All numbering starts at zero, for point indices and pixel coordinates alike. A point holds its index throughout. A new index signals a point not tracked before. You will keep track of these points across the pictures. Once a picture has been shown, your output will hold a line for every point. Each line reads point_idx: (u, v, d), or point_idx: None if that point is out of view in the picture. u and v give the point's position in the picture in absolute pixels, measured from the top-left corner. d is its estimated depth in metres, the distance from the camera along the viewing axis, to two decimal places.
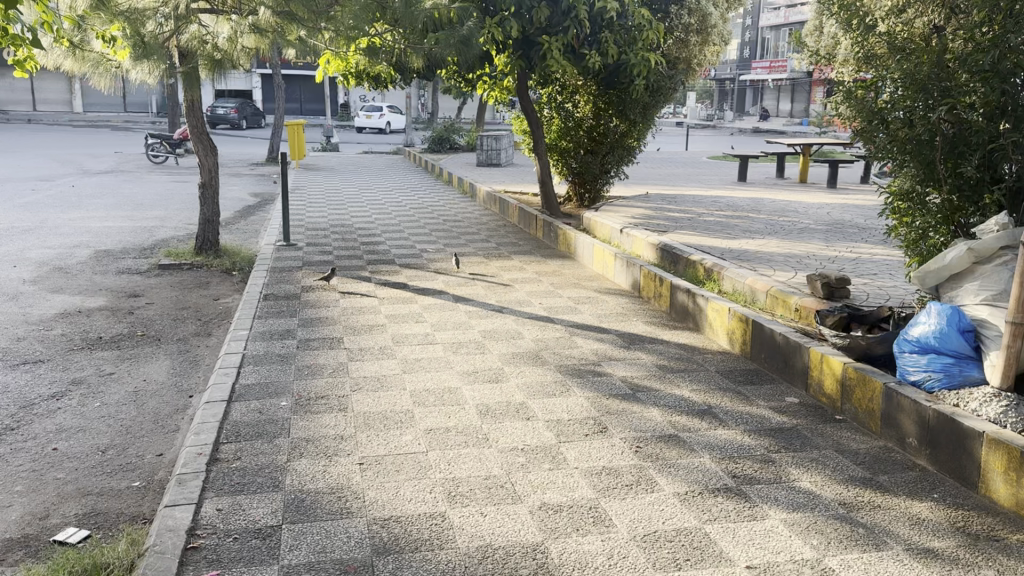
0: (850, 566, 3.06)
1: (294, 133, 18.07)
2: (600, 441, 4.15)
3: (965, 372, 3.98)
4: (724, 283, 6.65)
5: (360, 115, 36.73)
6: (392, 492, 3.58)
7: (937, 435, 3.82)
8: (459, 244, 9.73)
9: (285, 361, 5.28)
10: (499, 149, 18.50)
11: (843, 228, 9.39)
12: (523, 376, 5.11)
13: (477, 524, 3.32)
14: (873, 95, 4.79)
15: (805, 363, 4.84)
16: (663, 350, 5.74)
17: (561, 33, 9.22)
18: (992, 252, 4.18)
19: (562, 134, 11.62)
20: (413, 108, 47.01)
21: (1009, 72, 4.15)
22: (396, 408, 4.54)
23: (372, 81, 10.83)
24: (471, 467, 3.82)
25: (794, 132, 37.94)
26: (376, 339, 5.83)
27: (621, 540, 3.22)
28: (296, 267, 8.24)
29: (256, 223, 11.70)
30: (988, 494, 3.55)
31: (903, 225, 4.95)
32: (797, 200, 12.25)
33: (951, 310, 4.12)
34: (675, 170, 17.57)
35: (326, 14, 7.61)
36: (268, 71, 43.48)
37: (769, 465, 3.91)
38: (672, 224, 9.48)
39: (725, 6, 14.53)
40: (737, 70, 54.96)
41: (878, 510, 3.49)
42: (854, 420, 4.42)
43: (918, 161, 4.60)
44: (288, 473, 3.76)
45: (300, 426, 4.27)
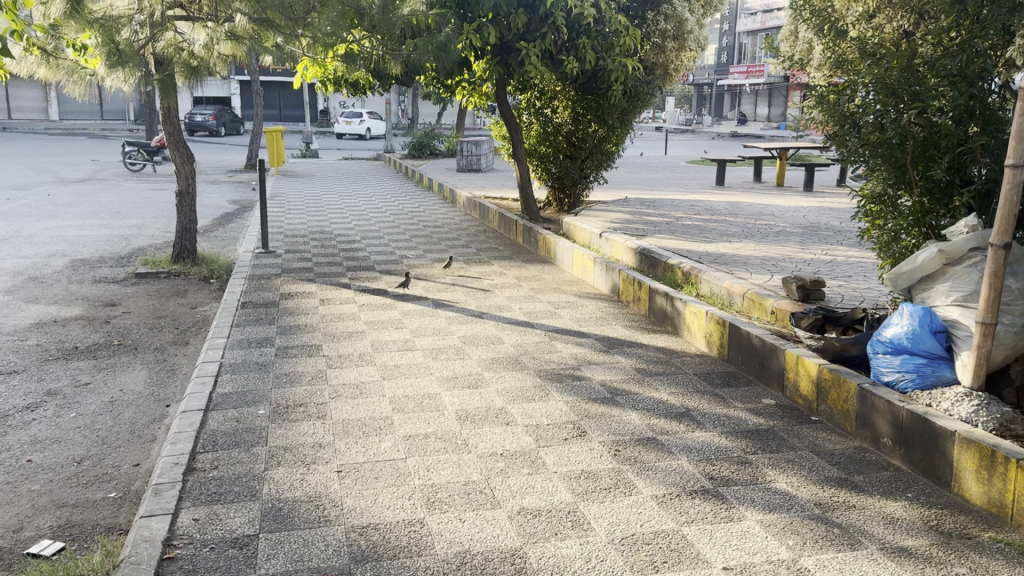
0: (825, 566, 3.08)
1: (273, 140, 17.99)
2: (579, 445, 4.17)
3: (937, 372, 4.03)
4: (702, 286, 6.71)
5: (339, 121, 36.66)
6: (370, 499, 3.57)
7: (911, 434, 3.86)
8: (439, 250, 9.73)
9: (263, 370, 5.26)
10: (479, 155, 18.55)
11: (818, 231, 9.49)
12: (502, 381, 5.11)
13: (456, 530, 3.32)
14: (845, 99, 4.81)
15: (781, 365, 4.88)
16: (642, 353, 5.77)
17: (538, 39, 9.26)
18: (962, 253, 4.23)
19: (541, 140, 11.66)
20: (394, 113, 47.02)
21: (975, 75, 4.30)
22: (375, 415, 4.53)
23: (351, 87, 10.81)
24: (451, 474, 3.82)
25: (772, 137, 38.36)
26: (355, 345, 5.82)
27: (599, 544, 3.23)
28: (274, 275, 8.20)
29: (234, 230, 11.63)
30: (961, 492, 3.59)
31: (875, 228, 5.01)
32: (773, 203, 12.38)
33: (923, 310, 4.18)
34: (653, 174, 17.68)
35: (304, 21, 7.30)
36: (246, 77, 43.32)
37: (747, 466, 3.94)
38: (651, 229, 9.53)
39: (701, 11, 14.66)
40: (715, 76, 55.37)
41: (853, 510, 3.52)
42: (830, 420, 4.46)
43: (889, 164, 4.64)
44: (265, 482, 3.74)
45: (277, 435, 4.25)
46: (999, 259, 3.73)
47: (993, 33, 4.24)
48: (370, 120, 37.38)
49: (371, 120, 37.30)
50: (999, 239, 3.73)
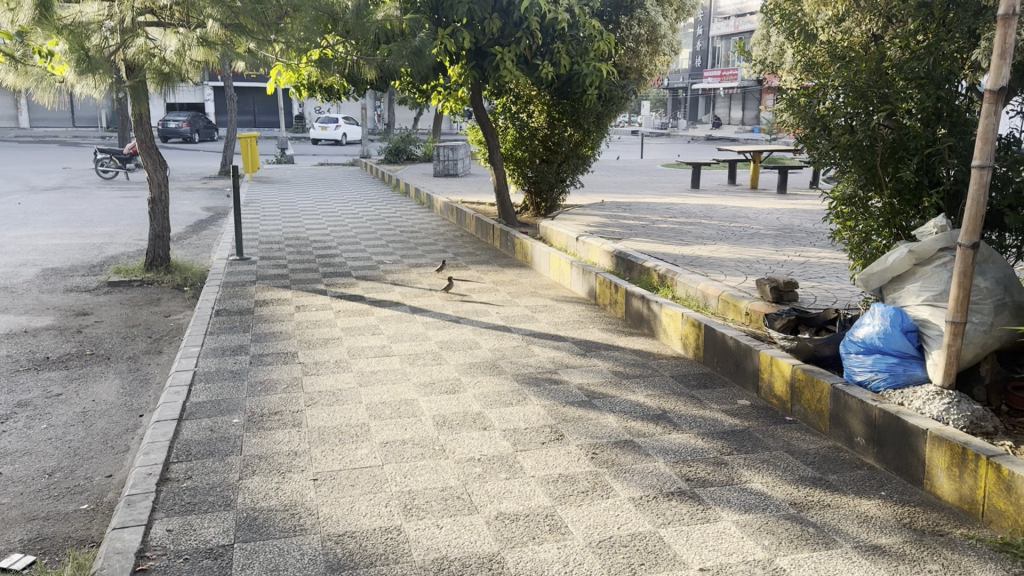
0: (800, 566, 3.10)
1: (247, 146, 17.89)
2: (557, 448, 4.17)
3: (908, 371, 4.08)
4: (678, 289, 6.74)
5: (315, 126, 36.49)
6: (347, 507, 3.54)
7: (884, 433, 3.90)
8: (417, 255, 9.70)
9: (238, 378, 5.21)
10: (456, 159, 18.54)
11: (792, 233, 9.58)
12: (479, 386, 5.10)
13: (433, 536, 3.30)
14: (815, 103, 4.89)
15: (755, 366, 4.92)
16: (618, 356, 5.79)
17: (512, 44, 9.27)
18: (931, 253, 4.28)
19: (517, 144, 11.65)
20: (370, 119, 46.90)
21: (942, 77, 4.40)
22: (352, 422, 4.50)
23: (325, 92, 10.73)
24: (428, 480, 3.80)
25: (748, 140, 38.70)
26: (331, 352, 5.78)
27: (577, 547, 3.23)
28: (249, 282, 8.13)
29: (209, 238, 11.53)
30: (934, 490, 3.63)
31: (846, 230, 5.04)
32: (748, 205, 12.48)
33: (894, 310, 4.23)
34: (629, 178, 17.76)
35: (277, 26, 7.36)
36: (220, 83, 43.00)
37: (722, 467, 3.96)
38: (627, 232, 9.57)
39: (675, 16, 14.73)
40: (689, 80, 55.73)
41: (827, 510, 3.55)
42: (804, 420, 4.49)
43: (859, 166, 4.70)
44: (240, 491, 3.70)
45: (252, 444, 4.21)
46: (967, 259, 3.77)
47: (959, 36, 4.43)
48: (346, 125, 37.23)
49: (347, 125, 37.13)
50: (966, 239, 3.78)
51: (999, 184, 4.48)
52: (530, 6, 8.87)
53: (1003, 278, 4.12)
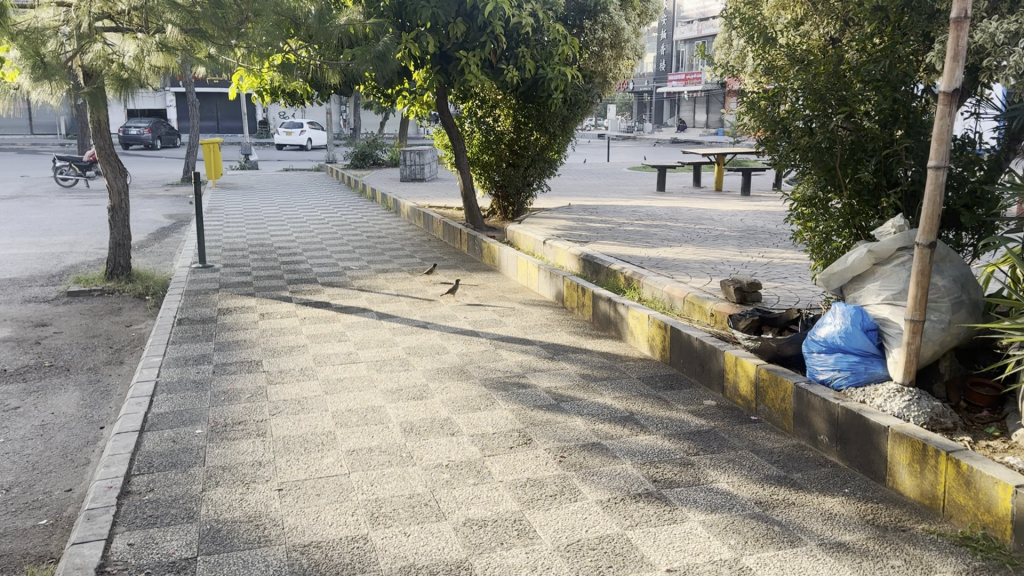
0: (766, 564, 3.13)
1: (210, 152, 17.67)
2: (525, 453, 4.16)
3: (870, 369, 4.14)
4: (644, 291, 6.78)
5: (279, 131, 36.18)
6: (312, 517, 3.50)
7: (846, 431, 3.95)
8: (383, 260, 9.65)
9: (201, 388, 5.13)
10: (422, 164, 18.50)
11: (755, 234, 9.70)
12: (447, 391, 5.08)
13: (400, 545, 3.28)
14: (774, 105, 4.95)
15: (720, 367, 4.95)
16: (586, 358, 5.79)
17: (477, 48, 9.27)
18: (890, 253, 4.35)
19: (483, 148, 11.65)
20: (335, 124, 46.65)
21: (898, 79, 4.50)
22: (318, 430, 4.46)
23: (288, 97, 10.63)
24: (395, 487, 3.77)
25: (713, 143, 39.17)
26: (296, 360, 5.72)
27: (545, 552, 3.22)
28: (212, 290, 8.02)
29: (171, 245, 11.36)
30: (896, 486, 3.68)
31: (807, 230, 5.11)
32: (712, 207, 12.60)
33: (855, 310, 4.30)
34: (595, 181, 17.85)
35: (238, 31, 7.25)
36: (182, 89, 42.50)
37: (688, 468, 3.99)
38: (594, 235, 9.60)
39: (637, 21, 14.81)
40: (654, 83, 56.18)
41: (792, 507, 3.58)
42: (768, 419, 4.53)
43: (819, 167, 4.78)
44: (203, 503, 3.64)
45: (216, 454, 4.15)
46: (925, 259, 3.83)
47: (914, 39, 4.51)
48: (311, 130, 36.99)
49: (312, 130, 36.94)
50: (924, 239, 3.83)
51: (955, 184, 4.58)
52: (492, 10, 8.80)
53: (960, 277, 4.19)
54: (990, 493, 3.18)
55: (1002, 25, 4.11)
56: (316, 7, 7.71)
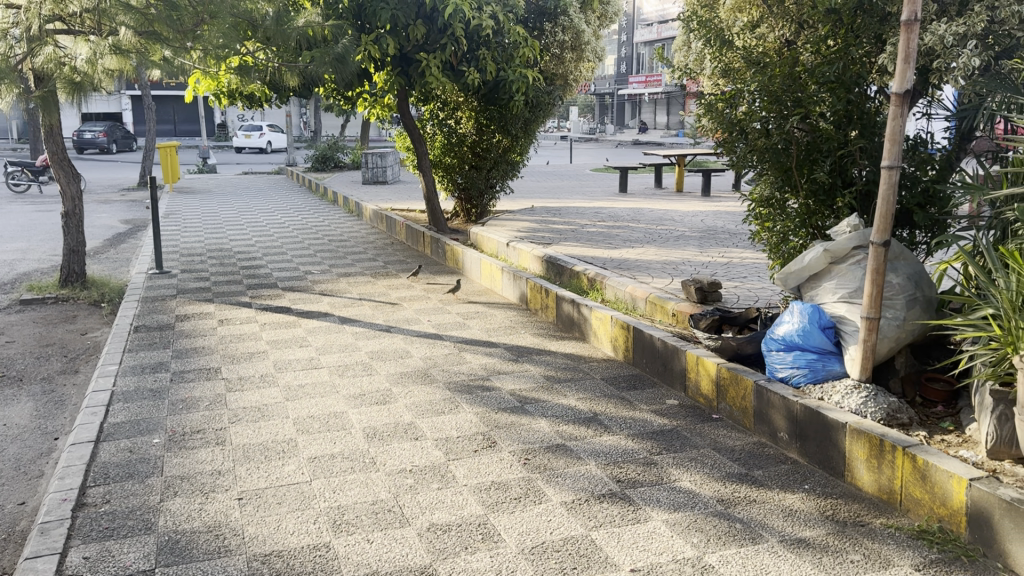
0: (728, 562, 3.15)
1: (167, 156, 17.41)
2: (489, 456, 4.15)
3: (827, 366, 4.20)
4: (607, 292, 6.81)
5: (238, 134, 35.82)
6: (273, 526, 3.45)
7: (805, 428, 4.00)
8: (345, 264, 9.57)
9: (158, 397, 5.03)
10: (385, 167, 18.40)
11: (715, 234, 9.81)
12: (411, 396, 5.05)
13: (363, 552, 3.24)
14: (731, 107, 4.98)
15: (682, 366, 4.99)
16: (550, 360, 5.80)
17: (437, 50, 9.23)
18: (846, 252, 4.43)
19: (445, 150, 11.61)
20: (296, 126, 46.22)
21: (852, 81, 4.59)
22: (279, 438, 4.40)
23: (246, 100, 10.49)
24: (358, 494, 3.73)
25: (674, 143, 39.72)
26: (256, 366, 5.64)
27: (510, 555, 3.21)
28: (169, 296, 7.88)
29: (127, 251, 11.15)
30: (854, 482, 3.73)
31: (766, 230, 5.18)
32: (672, 208, 12.72)
33: (812, 309, 4.36)
34: (557, 183, 17.92)
35: (194, 33, 7.07)
36: (137, 92, 41.79)
37: (651, 467, 4.01)
38: (557, 236, 9.61)
39: (597, 23, 14.90)
40: (615, 86, 56.56)
41: (753, 505, 3.62)
42: (730, 417, 4.58)
43: (775, 168, 4.85)
44: (162, 513, 3.57)
45: (174, 464, 4.08)
46: (880, 257, 3.89)
47: (866, 41, 4.59)
48: (271, 133, 36.61)
49: (272, 133, 36.59)
50: (878, 238, 3.90)
51: (908, 183, 4.67)
52: (452, 12, 8.74)
53: (914, 274, 4.27)
54: (946, 487, 3.25)
55: (951, 27, 4.22)
56: (274, 9, 7.60)
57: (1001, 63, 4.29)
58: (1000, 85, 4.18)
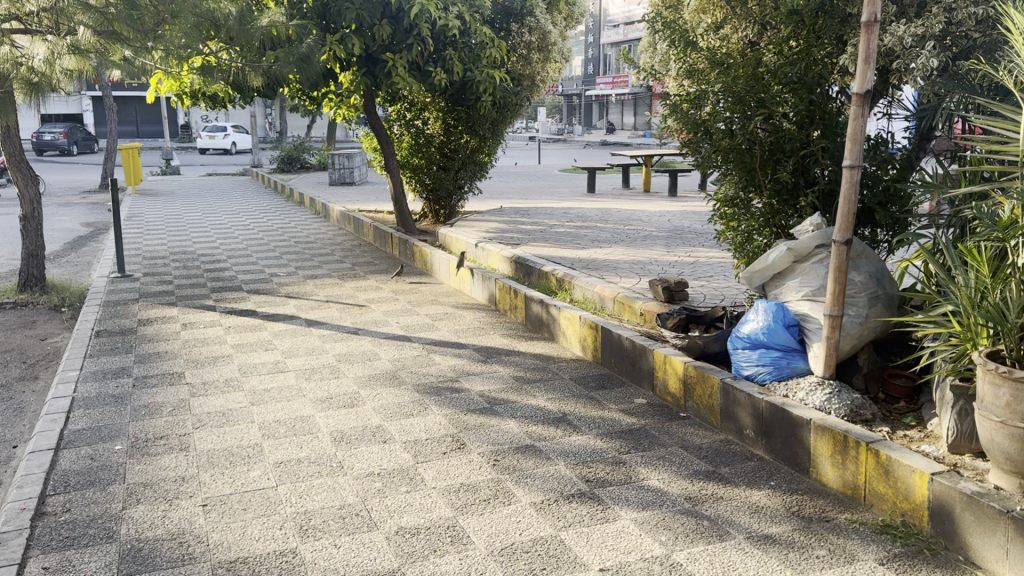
0: (696, 559, 3.17)
1: (129, 158, 17.14)
2: (458, 458, 4.13)
3: (792, 363, 4.24)
4: (575, 292, 6.82)
5: (202, 135, 35.42)
6: (239, 532, 3.41)
7: (771, 425, 4.04)
8: (312, 266, 9.49)
9: (120, 403, 4.94)
10: (352, 168, 18.28)
11: (682, 234, 9.86)
12: (379, 398, 5.01)
13: (330, 557, 3.21)
14: (696, 108, 5.00)
15: (651, 365, 5.01)
16: (519, 361, 5.80)
17: (404, 50, 9.18)
18: (809, 251, 4.48)
19: (413, 151, 11.55)
20: (262, 127, 45.76)
21: (814, 81, 4.65)
22: (243, 443, 4.34)
23: (209, 100, 10.34)
24: (325, 498, 3.70)
25: (640, 143, 40.06)
26: (221, 370, 5.57)
27: (479, 557, 3.20)
28: (132, 300, 7.76)
29: (89, 255, 10.96)
30: (819, 477, 3.77)
31: (730, 230, 5.19)
32: (639, 208, 12.79)
33: (776, 307, 4.40)
34: (525, 183, 17.93)
35: (155, 33, 6.94)
36: (97, 93, 41.06)
37: (620, 466, 4.02)
38: (525, 237, 9.61)
39: (564, 24, 14.93)
40: (582, 87, 56.78)
41: (720, 502, 3.64)
42: (697, 415, 4.61)
43: (739, 168, 4.90)
44: (124, 522, 3.51)
45: (136, 470, 4.01)
46: (842, 255, 3.94)
47: (828, 42, 4.69)
48: (235, 134, 36.19)
49: (236, 134, 36.19)
50: (840, 236, 3.94)
51: (870, 182, 4.75)
52: (419, 12, 8.71)
53: (875, 272, 4.33)
54: (908, 481, 3.29)
55: (910, 28, 4.31)
56: (236, 8, 7.50)
57: (957, 64, 4.38)
58: (958, 85, 4.26)
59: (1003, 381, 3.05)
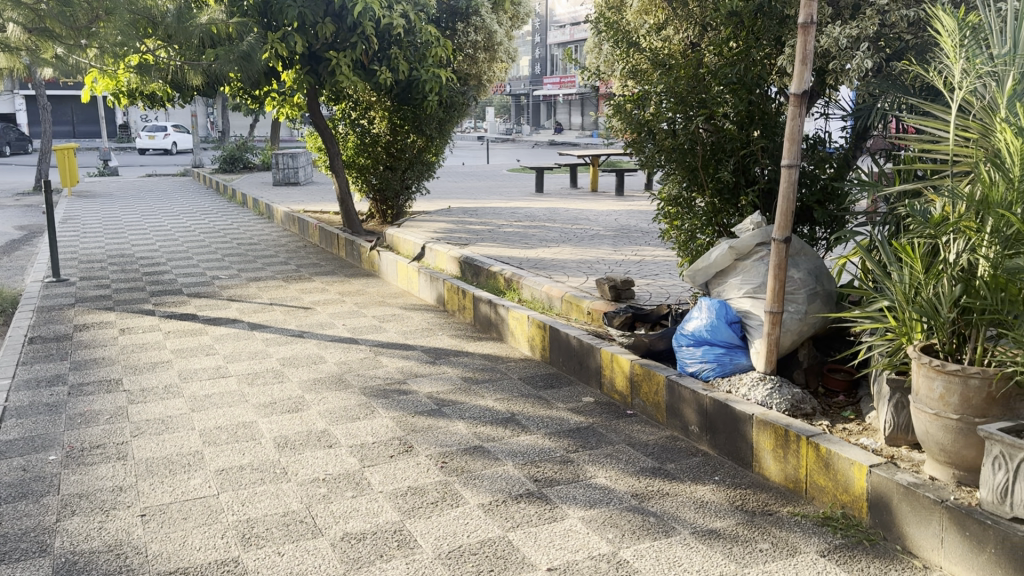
0: (643, 556, 3.20)
1: (65, 158, 16.64)
2: (405, 461, 4.10)
3: (735, 360, 4.32)
4: (523, 292, 6.82)
5: (142, 135, 34.57)
6: (178, 542, 3.32)
7: (715, 420, 4.09)
8: (255, 268, 9.32)
9: (54, 411, 4.79)
10: (297, 168, 18.03)
11: (629, 233, 9.91)
12: (325, 402, 4.94)
13: (273, 565, 3.15)
14: (639, 108, 5.05)
15: (598, 364, 5.04)
16: (467, 361, 5.78)
17: (348, 49, 9.07)
18: (750, 248, 4.56)
19: (358, 151, 11.44)
20: (204, 127, 44.88)
21: (752, 82, 4.74)
22: (184, 450, 4.24)
23: (148, 100, 10.11)
24: (268, 506, 3.63)
25: (588, 144, 40.30)
26: (160, 377, 5.43)
27: (426, 561, 3.17)
28: (67, 305, 7.53)
29: (22, 258, 10.60)
30: (762, 471, 3.83)
31: (673, 229, 5.25)
32: (587, 208, 12.82)
33: (719, 304, 4.47)
34: (473, 183, 17.87)
35: (88, 30, 6.70)
36: (30, 91, 39.80)
37: (568, 465, 4.03)
38: (473, 237, 9.57)
39: (510, 23, 14.94)
40: (530, 87, 57.02)
41: (666, 498, 3.68)
42: (643, 413, 4.65)
43: (682, 168, 4.97)
44: (58, 534, 3.39)
45: (71, 481, 3.88)
46: (781, 253, 4.01)
47: (767, 43, 4.80)
48: (175, 133, 35.39)
49: (177, 134, 35.43)
50: (779, 235, 4.01)
51: (808, 181, 4.85)
52: (362, 10, 8.63)
53: (814, 269, 4.41)
54: (848, 474, 3.37)
55: (845, 30, 4.41)
56: (174, 6, 7.31)
57: (891, 64, 4.49)
58: (892, 85, 4.35)
59: (937, 374, 3.15)
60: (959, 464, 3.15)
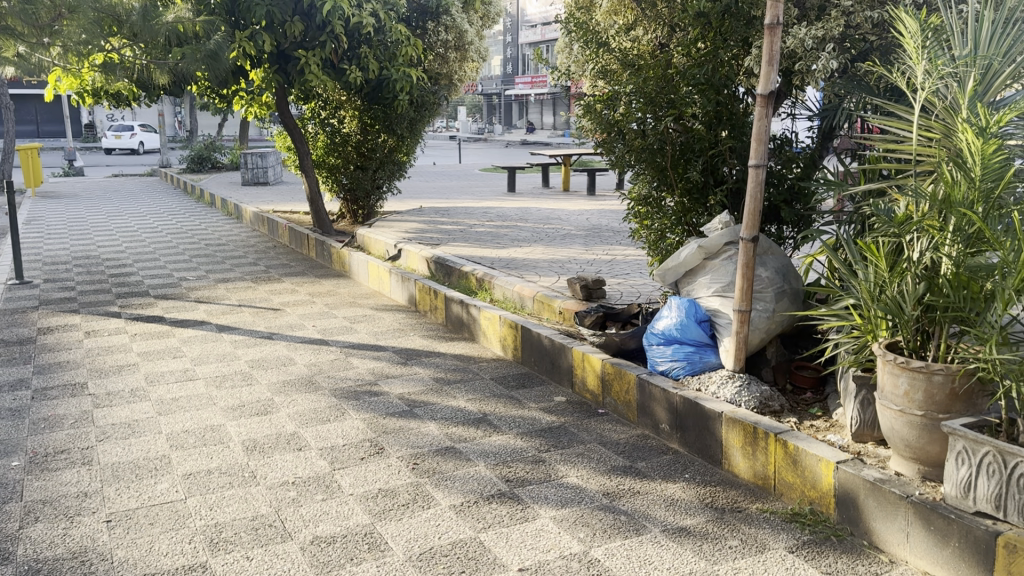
0: (613, 554, 3.21)
1: (29, 158, 16.35)
2: (376, 463, 4.08)
3: (704, 358, 4.35)
4: (495, 292, 6.82)
5: (108, 135, 34.07)
6: (145, 547, 3.28)
7: (685, 418, 4.11)
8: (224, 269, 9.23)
9: (17, 417, 4.70)
10: (266, 168, 17.88)
11: (601, 233, 9.94)
12: (295, 405, 4.90)
13: (242, 570, 3.12)
14: (609, 108, 5.07)
15: (569, 363, 5.05)
16: (439, 362, 5.77)
17: (317, 47, 9.00)
18: (718, 248, 4.59)
19: (328, 151, 11.37)
20: (171, 127, 44.35)
21: (720, 83, 4.77)
22: (150, 454, 4.18)
23: (113, 99, 9.96)
24: (237, 510, 3.59)
25: (561, 143, 40.27)
26: (127, 380, 5.35)
27: (397, 563, 3.16)
28: (30, 308, 7.39)
29: None
30: (731, 469, 3.86)
31: (644, 229, 5.27)
32: (558, 207, 12.84)
33: (688, 303, 4.50)
34: (444, 183, 17.82)
35: (51, 28, 6.61)
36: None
37: (540, 465, 4.03)
38: (444, 237, 9.55)
39: (481, 22, 14.92)
40: (501, 87, 57.01)
41: (637, 496, 3.70)
42: (614, 412, 4.66)
43: (652, 167, 5.00)
44: (20, 542, 3.33)
45: (34, 487, 3.81)
46: (749, 252, 4.04)
47: (734, 44, 4.77)
48: (142, 133, 34.91)
49: (143, 134, 34.95)
50: (747, 234, 4.04)
51: (775, 181, 4.94)
52: (331, 9, 8.58)
53: (782, 268, 4.46)
54: (815, 470, 3.41)
55: (811, 31, 4.44)
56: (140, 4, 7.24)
57: (856, 65, 4.53)
58: (857, 86, 4.41)
59: (902, 370, 3.19)
60: (924, 460, 3.20)
